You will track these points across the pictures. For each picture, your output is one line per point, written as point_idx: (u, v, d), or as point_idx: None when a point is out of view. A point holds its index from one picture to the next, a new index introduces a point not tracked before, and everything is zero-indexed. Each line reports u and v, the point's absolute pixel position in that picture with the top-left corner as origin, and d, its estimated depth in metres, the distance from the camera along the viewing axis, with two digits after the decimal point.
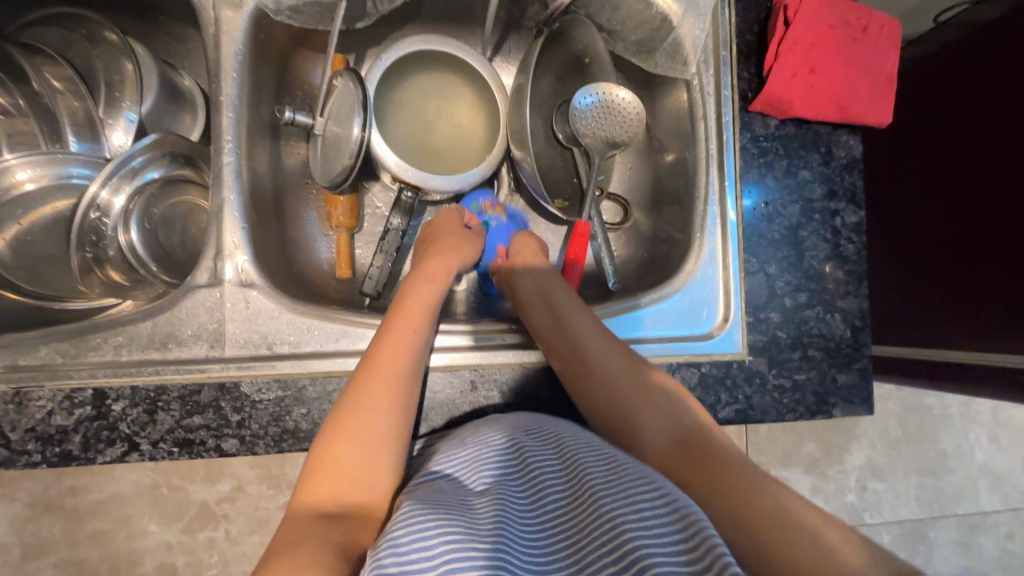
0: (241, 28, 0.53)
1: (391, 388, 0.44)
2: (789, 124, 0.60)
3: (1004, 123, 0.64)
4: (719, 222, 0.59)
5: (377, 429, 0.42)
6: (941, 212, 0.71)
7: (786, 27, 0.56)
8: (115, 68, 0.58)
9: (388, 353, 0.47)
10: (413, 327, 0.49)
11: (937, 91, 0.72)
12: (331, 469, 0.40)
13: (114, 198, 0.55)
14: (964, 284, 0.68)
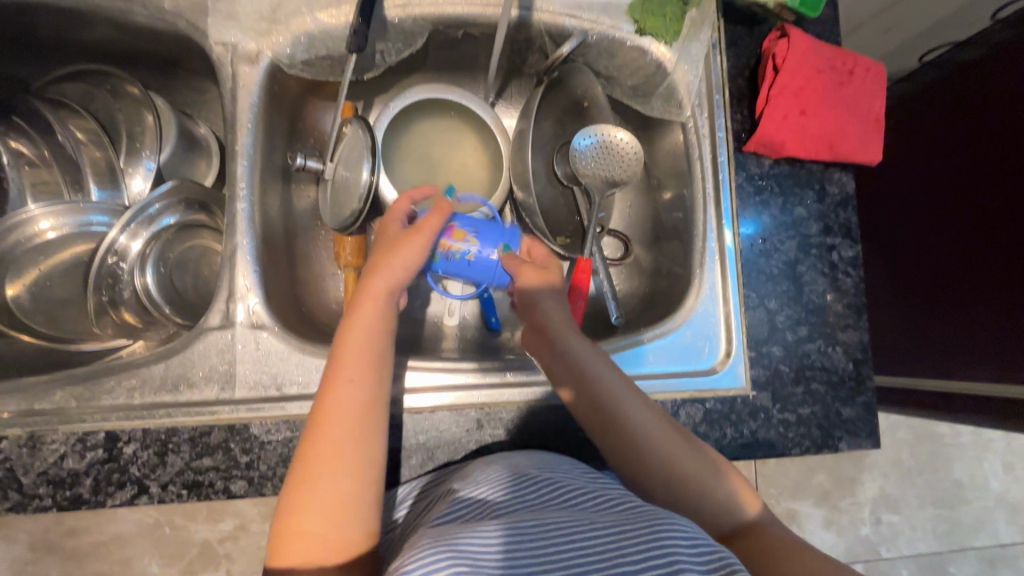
0: (256, 82, 0.56)
1: (340, 448, 0.43)
2: (782, 163, 0.62)
3: (996, 158, 0.66)
4: (718, 258, 0.60)
5: (335, 488, 0.41)
6: (938, 243, 0.72)
7: (775, 73, 0.58)
8: (135, 119, 0.60)
9: (331, 405, 0.45)
10: (347, 364, 0.46)
11: (932, 123, 0.75)
12: (301, 540, 0.40)
13: (131, 243, 0.57)
14: (962, 314, 0.69)
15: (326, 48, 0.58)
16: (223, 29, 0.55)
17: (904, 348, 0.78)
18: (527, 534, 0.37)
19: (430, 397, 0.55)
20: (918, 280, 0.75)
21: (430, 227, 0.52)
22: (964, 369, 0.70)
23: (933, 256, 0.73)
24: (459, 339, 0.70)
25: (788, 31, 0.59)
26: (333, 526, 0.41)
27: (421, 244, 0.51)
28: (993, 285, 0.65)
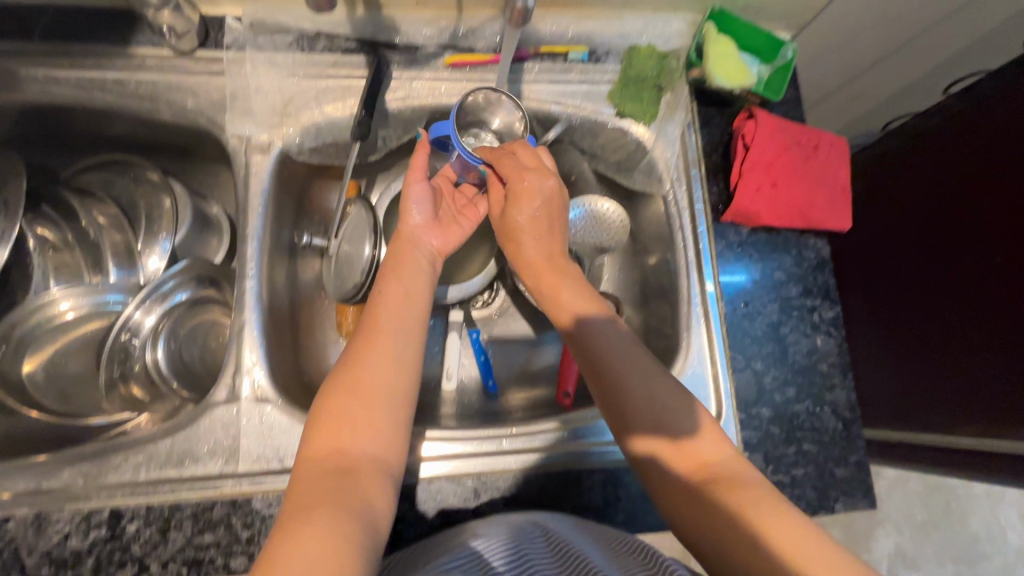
0: (267, 170, 0.61)
1: (377, 357, 0.47)
2: (759, 230, 0.65)
3: (985, 214, 0.69)
4: (702, 311, 0.63)
5: (372, 392, 0.45)
6: (934, 293, 0.74)
7: (746, 150, 0.63)
8: (154, 203, 0.65)
9: (378, 317, 0.50)
10: (387, 287, 0.52)
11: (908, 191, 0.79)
12: (336, 428, 0.43)
13: (145, 318, 0.60)
14: (968, 363, 0.70)
15: (332, 135, 0.63)
16: (237, 123, 0.60)
17: (896, 403, 0.77)
18: None
19: (428, 467, 0.56)
20: (912, 331, 0.75)
21: (420, 163, 0.59)
22: (970, 423, 0.70)
23: (931, 306, 0.74)
24: (457, 403, 0.72)
25: (755, 112, 0.64)
26: (365, 418, 0.44)
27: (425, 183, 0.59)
28: (1000, 333, 0.66)
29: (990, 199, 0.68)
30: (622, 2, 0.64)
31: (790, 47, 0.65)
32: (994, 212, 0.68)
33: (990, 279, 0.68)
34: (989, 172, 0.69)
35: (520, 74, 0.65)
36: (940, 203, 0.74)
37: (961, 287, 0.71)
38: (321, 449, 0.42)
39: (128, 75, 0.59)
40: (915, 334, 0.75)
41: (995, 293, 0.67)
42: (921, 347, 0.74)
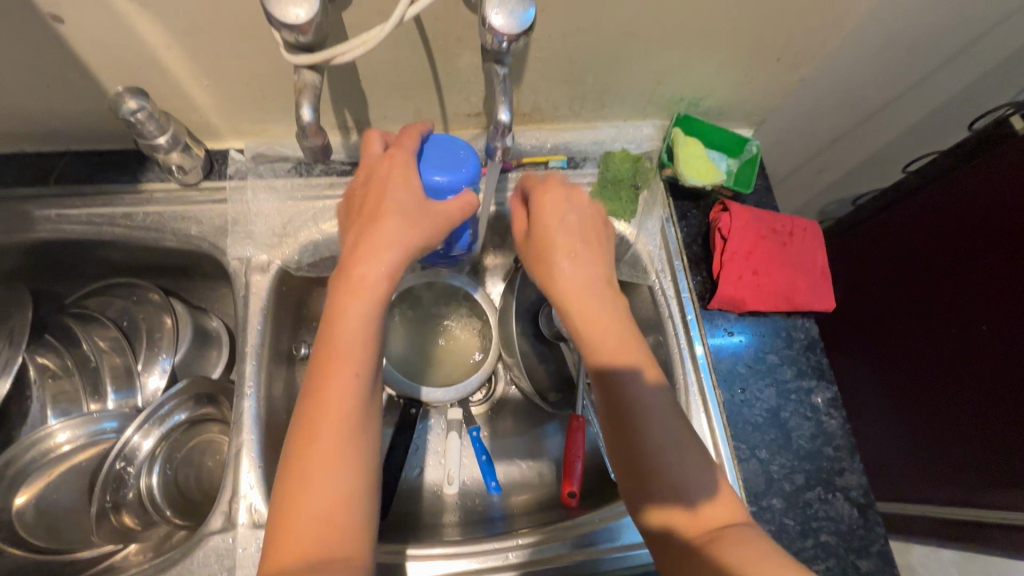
0: (267, 288, 0.63)
1: (337, 418, 0.39)
2: (747, 316, 0.67)
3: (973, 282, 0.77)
4: (693, 363, 0.64)
5: (331, 464, 0.39)
6: (943, 359, 0.81)
7: (724, 241, 0.66)
8: (155, 323, 0.66)
9: (334, 362, 0.40)
10: (347, 321, 0.41)
11: (899, 254, 0.88)
12: (300, 506, 0.38)
13: (143, 442, 0.59)
14: (989, 426, 0.76)
15: (329, 250, 0.67)
16: (238, 246, 0.63)
17: (932, 462, 0.85)
18: None
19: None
20: (937, 394, 0.83)
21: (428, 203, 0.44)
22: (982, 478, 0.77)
23: (946, 370, 0.81)
24: (460, 508, 0.70)
25: (728, 206, 0.67)
26: (329, 508, 0.38)
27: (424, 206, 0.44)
28: (1009, 395, 0.73)
29: (978, 271, 0.76)
30: (594, 115, 0.70)
31: (754, 144, 0.70)
32: (986, 282, 0.75)
33: (991, 346, 0.75)
34: (972, 246, 0.77)
35: (506, 183, 0.70)
36: (934, 274, 0.82)
37: (967, 353, 0.78)
38: (289, 539, 0.37)
39: (136, 209, 0.63)
40: (940, 397, 0.82)
41: (999, 358, 0.74)
42: (947, 410, 0.81)
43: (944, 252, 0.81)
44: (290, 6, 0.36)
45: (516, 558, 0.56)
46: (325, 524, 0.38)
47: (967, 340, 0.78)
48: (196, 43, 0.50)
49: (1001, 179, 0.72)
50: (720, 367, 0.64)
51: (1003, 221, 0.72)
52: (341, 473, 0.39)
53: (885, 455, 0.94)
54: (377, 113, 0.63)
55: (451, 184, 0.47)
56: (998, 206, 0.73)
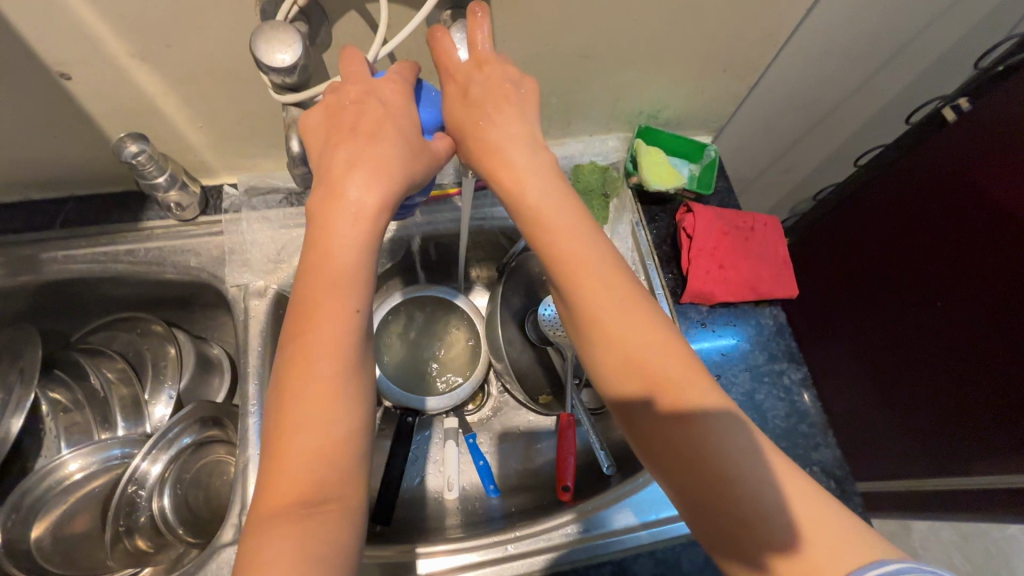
0: (265, 311, 0.67)
1: (320, 340, 0.39)
2: (719, 307, 0.71)
3: (936, 242, 0.82)
4: None
5: (324, 391, 0.38)
6: (919, 334, 0.86)
7: (690, 240, 0.71)
8: (160, 353, 0.70)
9: (317, 287, 0.40)
10: (336, 246, 0.40)
11: (868, 233, 0.93)
12: (294, 433, 0.38)
13: (152, 467, 0.62)
14: (980, 375, 0.79)
15: None
16: (236, 274, 0.67)
17: (924, 429, 0.89)
18: None
19: None
20: (919, 366, 0.87)
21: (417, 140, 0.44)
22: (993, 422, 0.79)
23: (924, 344, 0.86)
24: (462, 511, 0.73)
25: (692, 207, 0.72)
26: (325, 434, 0.38)
27: (396, 140, 0.42)
28: (989, 358, 0.77)
29: (938, 248, 0.82)
30: (562, 132, 0.76)
31: (710, 149, 0.75)
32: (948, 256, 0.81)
33: (962, 316, 0.80)
34: (928, 226, 0.83)
35: (484, 200, 0.75)
36: (899, 255, 0.88)
37: (941, 326, 0.83)
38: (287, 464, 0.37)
39: (138, 246, 0.66)
40: (923, 369, 0.87)
41: (972, 326, 0.79)
42: (931, 381, 0.86)
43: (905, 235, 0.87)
44: (275, 52, 0.40)
45: (518, 548, 0.59)
46: (322, 454, 0.38)
47: (939, 313, 0.83)
48: (190, 89, 0.55)
49: (948, 165, 0.79)
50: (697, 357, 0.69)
51: (955, 189, 0.79)
52: (328, 390, 0.39)
53: (885, 434, 0.97)
54: None
55: (433, 124, 0.47)
56: (948, 189, 0.80)
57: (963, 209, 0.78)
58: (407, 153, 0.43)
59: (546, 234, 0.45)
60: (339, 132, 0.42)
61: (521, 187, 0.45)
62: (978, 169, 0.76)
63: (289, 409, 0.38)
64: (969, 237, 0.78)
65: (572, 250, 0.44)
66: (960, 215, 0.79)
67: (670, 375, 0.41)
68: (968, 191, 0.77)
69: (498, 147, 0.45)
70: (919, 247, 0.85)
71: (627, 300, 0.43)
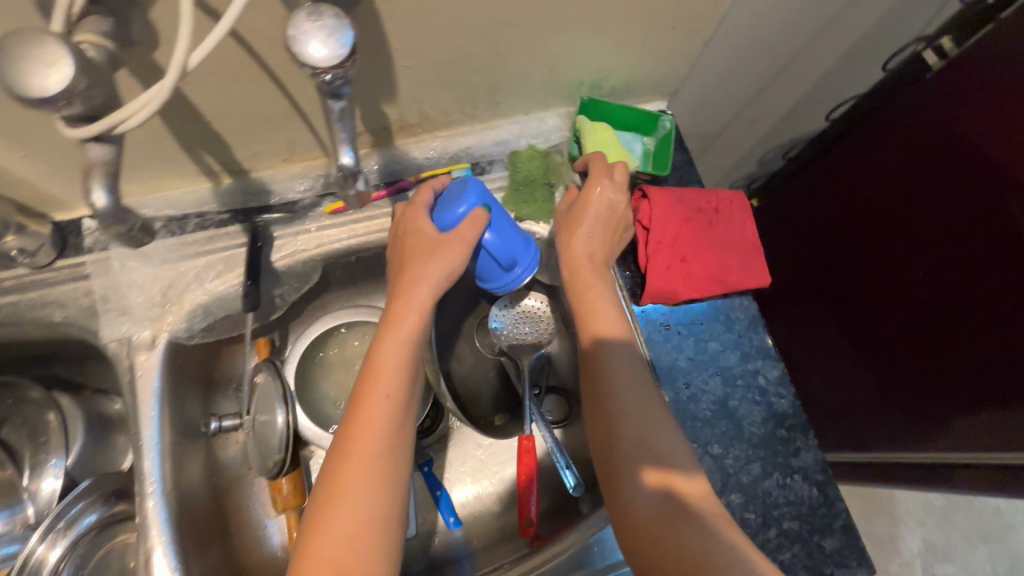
0: (156, 367, 0.56)
1: (376, 419, 0.45)
2: (683, 305, 0.63)
3: (904, 183, 0.75)
4: None
5: (369, 462, 0.44)
6: (898, 298, 0.78)
7: (647, 231, 0.62)
8: (37, 424, 0.59)
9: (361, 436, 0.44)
10: (392, 337, 0.48)
11: (840, 185, 0.85)
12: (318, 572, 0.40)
13: (49, 550, 0.54)
14: (959, 320, 0.71)
15: (223, 310, 0.60)
16: (113, 325, 0.56)
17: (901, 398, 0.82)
18: None
19: None
20: (895, 322, 0.80)
21: (467, 236, 0.49)
22: (978, 372, 0.70)
23: (902, 308, 0.78)
24: (423, 550, 0.67)
25: (647, 192, 0.62)
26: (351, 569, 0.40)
27: (433, 253, 0.48)
28: (974, 321, 0.69)
29: (902, 208, 0.76)
30: (491, 114, 0.64)
31: (665, 119, 0.66)
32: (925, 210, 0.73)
33: (940, 276, 0.72)
34: (896, 167, 0.76)
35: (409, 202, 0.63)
36: (877, 214, 0.80)
37: (919, 289, 0.75)
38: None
39: None
40: (902, 335, 0.79)
41: (953, 285, 0.71)
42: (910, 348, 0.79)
43: (881, 189, 0.79)
44: (35, 76, 0.28)
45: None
46: (358, 528, 0.42)
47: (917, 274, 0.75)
48: None
49: (918, 115, 0.72)
50: (663, 363, 0.61)
51: (921, 121, 0.72)
52: (375, 463, 0.44)
53: (861, 409, 0.89)
54: (244, 151, 0.56)
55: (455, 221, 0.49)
56: (927, 135, 0.71)
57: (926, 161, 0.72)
58: (437, 261, 0.48)
59: (586, 295, 0.55)
60: (402, 247, 0.51)
61: (573, 252, 0.56)
62: (957, 109, 0.68)
63: (335, 483, 0.43)
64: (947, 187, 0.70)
65: (596, 310, 0.54)
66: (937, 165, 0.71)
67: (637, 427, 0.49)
68: (945, 136, 0.69)
69: (582, 214, 0.56)
70: (886, 192, 0.78)
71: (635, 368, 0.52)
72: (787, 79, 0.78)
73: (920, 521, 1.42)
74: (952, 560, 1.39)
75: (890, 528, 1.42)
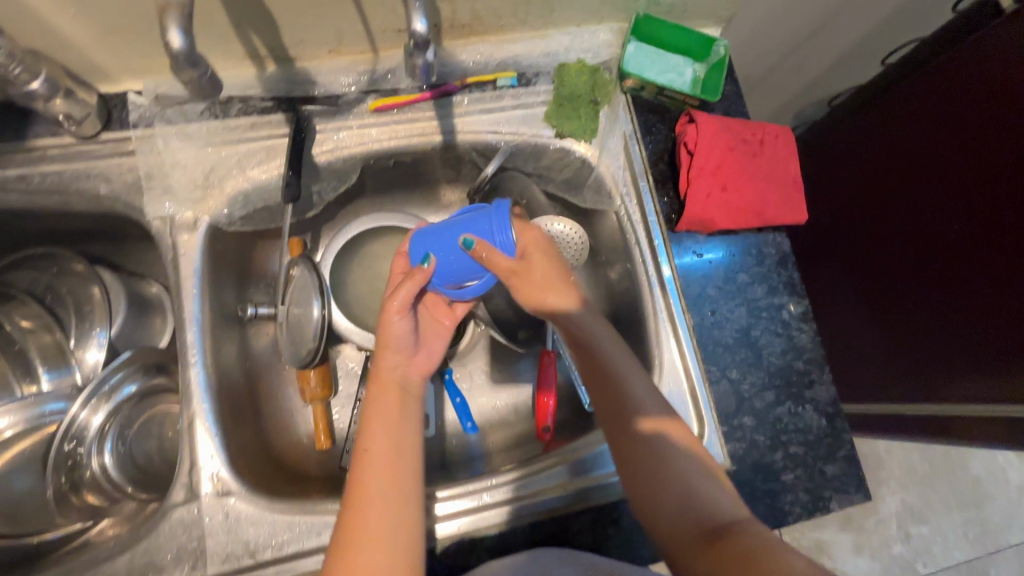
0: (197, 247, 0.57)
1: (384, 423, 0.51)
2: (717, 235, 0.64)
3: (925, 134, 0.75)
4: (664, 299, 0.62)
5: (387, 461, 0.49)
6: (923, 264, 0.78)
7: (690, 157, 0.62)
8: (82, 296, 0.61)
9: (363, 473, 0.48)
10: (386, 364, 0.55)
11: (865, 140, 0.84)
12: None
13: (93, 416, 0.57)
14: (972, 266, 0.72)
15: (262, 200, 0.60)
16: (157, 203, 0.57)
17: (914, 359, 0.83)
18: None
19: (452, 522, 0.55)
20: (905, 274, 0.81)
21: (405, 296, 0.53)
22: (986, 315, 0.72)
23: (926, 275, 0.78)
24: (440, 449, 0.71)
25: (695, 116, 0.62)
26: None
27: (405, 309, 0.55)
28: (999, 296, 0.70)
29: (920, 159, 0.76)
30: (543, 22, 0.62)
31: (721, 44, 0.63)
32: (965, 175, 0.71)
33: (973, 244, 0.71)
34: (919, 118, 0.75)
35: (452, 108, 0.63)
36: (911, 178, 0.77)
37: (948, 256, 0.75)
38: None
39: (30, 170, 0.55)
40: (913, 286, 0.80)
41: (975, 243, 0.71)
42: (931, 315, 0.79)
43: (919, 152, 0.76)
44: None
45: (503, 511, 0.56)
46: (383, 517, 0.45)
47: (951, 241, 0.74)
48: None
49: (943, 64, 0.72)
50: (691, 296, 0.62)
51: (947, 70, 0.71)
52: (390, 462, 0.49)
53: (868, 363, 0.91)
54: (293, 36, 0.55)
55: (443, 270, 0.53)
56: (977, 94, 0.68)
57: (950, 110, 0.71)
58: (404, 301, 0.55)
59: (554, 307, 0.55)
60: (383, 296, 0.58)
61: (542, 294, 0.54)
62: (1010, 67, 0.64)
63: (359, 481, 0.47)
64: (993, 153, 0.67)
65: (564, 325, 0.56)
66: (985, 130, 0.68)
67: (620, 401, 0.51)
68: (997, 97, 0.66)
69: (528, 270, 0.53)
70: (908, 145, 0.77)
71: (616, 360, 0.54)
72: (846, 16, 0.75)
73: (902, 483, 1.46)
74: (927, 521, 1.44)
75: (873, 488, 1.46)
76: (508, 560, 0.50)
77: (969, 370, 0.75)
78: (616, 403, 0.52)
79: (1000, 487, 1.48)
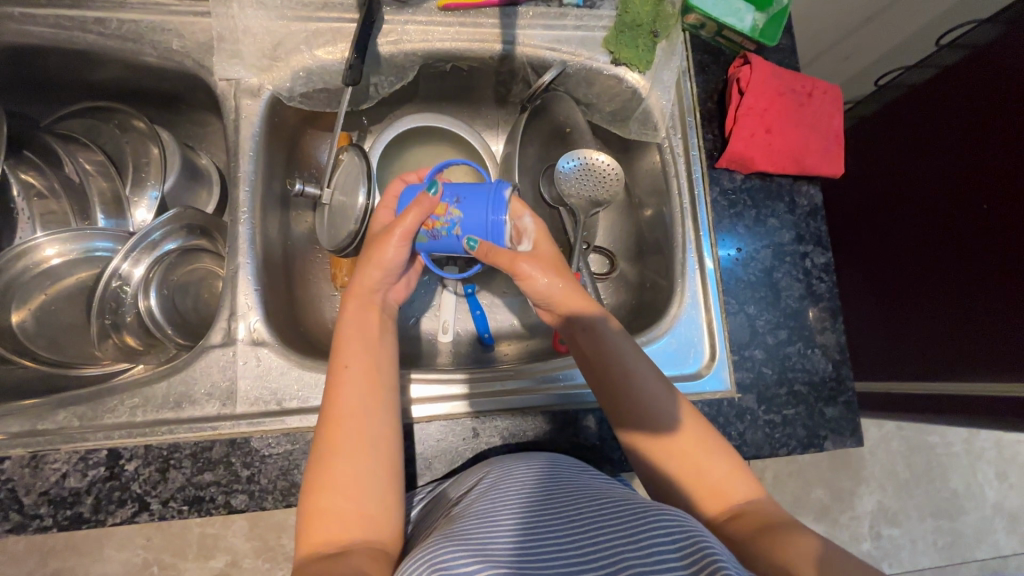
0: (258, 114, 0.60)
1: (362, 356, 0.49)
2: (754, 177, 0.66)
3: (957, 114, 0.76)
4: (698, 270, 0.64)
5: (374, 389, 0.48)
6: (928, 258, 0.79)
7: (740, 96, 0.63)
8: (142, 152, 0.64)
9: (343, 417, 0.46)
10: (356, 307, 0.53)
11: (900, 121, 0.85)
12: (323, 525, 0.41)
13: (134, 268, 0.60)
14: (979, 244, 0.72)
15: (323, 81, 0.62)
16: (226, 65, 0.59)
17: (912, 342, 0.83)
18: (533, 532, 0.39)
19: (426, 408, 0.58)
20: (911, 251, 0.81)
21: (384, 258, 0.53)
22: (987, 293, 0.72)
23: (927, 262, 0.79)
24: (453, 354, 0.73)
25: (749, 58, 0.64)
26: (350, 517, 0.42)
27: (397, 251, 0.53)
28: (1003, 278, 0.70)
29: (948, 140, 0.77)
30: None
31: None
32: (985, 155, 0.72)
33: (982, 221, 0.72)
34: (953, 101, 0.77)
35: (516, 18, 0.64)
36: (934, 166, 0.79)
37: (958, 249, 0.75)
38: (312, 550, 0.40)
39: (109, 15, 0.57)
40: (921, 264, 0.80)
41: (988, 220, 0.71)
42: (930, 307, 0.79)
43: (952, 139, 0.77)
44: None
45: (480, 403, 0.59)
46: (362, 447, 0.44)
47: (963, 220, 0.74)
48: None
49: (990, 47, 0.73)
50: (720, 249, 0.64)
51: (989, 55, 0.73)
52: (373, 384, 0.48)
53: (866, 341, 0.91)
54: None
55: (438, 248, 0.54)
56: (1009, 75, 0.70)
57: (984, 93, 0.73)
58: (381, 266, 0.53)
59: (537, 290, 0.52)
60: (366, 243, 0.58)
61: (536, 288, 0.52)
62: None
63: (341, 408, 0.46)
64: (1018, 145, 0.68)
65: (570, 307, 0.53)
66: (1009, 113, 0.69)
67: (630, 406, 0.50)
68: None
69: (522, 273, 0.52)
70: (939, 125, 0.79)
71: (623, 353, 0.51)
72: None
73: (881, 484, 1.34)
74: (899, 525, 1.33)
75: (852, 485, 1.34)
76: (521, 458, 0.50)
77: (967, 351, 0.75)
78: (621, 396, 0.50)
79: (975, 502, 1.37)
